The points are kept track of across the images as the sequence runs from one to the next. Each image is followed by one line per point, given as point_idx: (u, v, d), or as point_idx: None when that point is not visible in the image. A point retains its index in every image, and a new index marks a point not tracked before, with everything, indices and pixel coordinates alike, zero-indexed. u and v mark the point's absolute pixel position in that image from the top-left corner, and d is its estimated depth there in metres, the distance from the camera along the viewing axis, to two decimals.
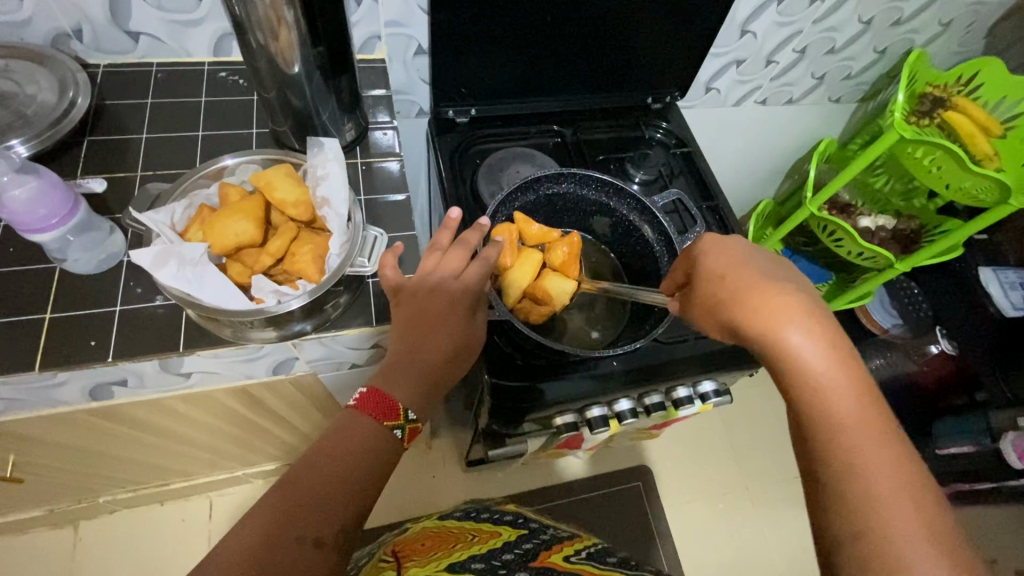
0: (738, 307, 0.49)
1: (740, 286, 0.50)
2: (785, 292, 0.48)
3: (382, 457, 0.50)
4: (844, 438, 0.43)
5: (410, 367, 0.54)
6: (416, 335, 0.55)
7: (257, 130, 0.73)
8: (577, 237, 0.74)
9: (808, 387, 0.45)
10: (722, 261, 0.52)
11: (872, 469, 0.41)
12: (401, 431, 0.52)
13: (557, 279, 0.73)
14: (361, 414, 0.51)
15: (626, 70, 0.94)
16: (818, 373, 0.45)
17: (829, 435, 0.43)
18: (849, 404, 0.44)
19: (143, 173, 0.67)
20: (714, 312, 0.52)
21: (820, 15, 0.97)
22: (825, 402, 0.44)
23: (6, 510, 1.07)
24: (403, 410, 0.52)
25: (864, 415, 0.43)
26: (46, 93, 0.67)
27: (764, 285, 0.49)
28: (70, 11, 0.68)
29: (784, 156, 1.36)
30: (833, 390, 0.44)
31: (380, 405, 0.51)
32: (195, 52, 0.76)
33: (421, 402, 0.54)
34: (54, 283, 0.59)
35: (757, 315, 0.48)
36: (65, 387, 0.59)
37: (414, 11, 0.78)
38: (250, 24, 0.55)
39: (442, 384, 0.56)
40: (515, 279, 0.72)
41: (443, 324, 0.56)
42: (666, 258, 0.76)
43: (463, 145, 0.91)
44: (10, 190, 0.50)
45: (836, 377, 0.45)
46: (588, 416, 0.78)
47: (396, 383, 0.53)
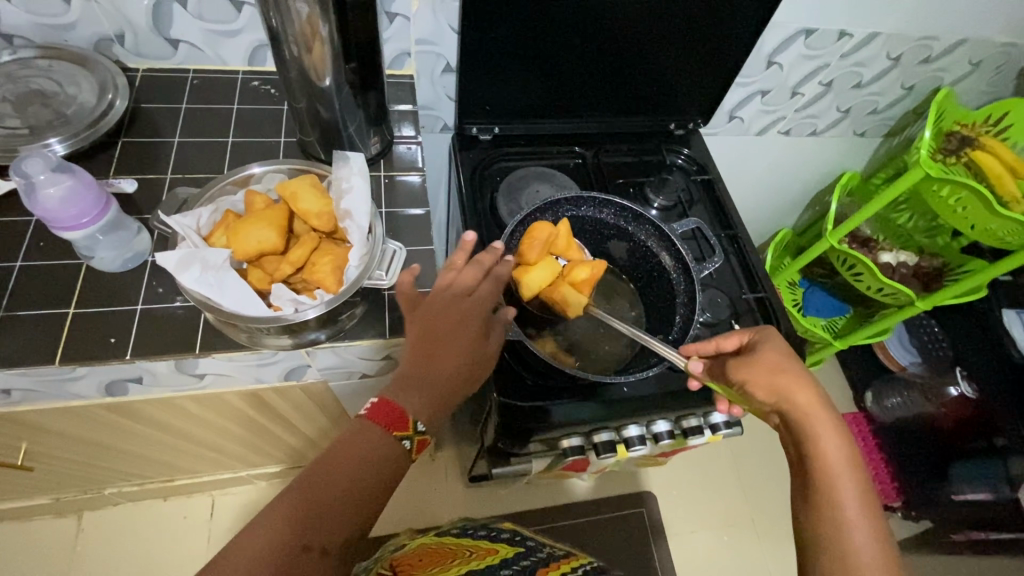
0: (776, 378, 0.54)
1: (784, 372, 0.54)
2: (818, 391, 0.54)
3: (391, 468, 0.50)
4: (844, 517, 0.47)
5: (423, 381, 0.53)
6: (428, 349, 0.54)
7: (285, 140, 0.74)
8: (605, 265, 0.73)
9: (826, 471, 0.49)
10: (777, 350, 0.57)
11: (865, 553, 0.45)
12: (409, 442, 0.51)
13: (570, 291, 0.72)
14: (371, 424, 0.50)
15: (649, 95, 0.95)
16: (832, 457, 0.50)
17: (834, 514, 0.47)
18: (856, 495, 0.48)
19: (172, 176, 0.69)
20: (754, 389, 0.55)
21: (848, 50, 0.97)
22: (836, 483, 0.49)
23: (16, 496, 1.08)
24: (411, 422, 0.51)
25: (865, 508, 0.47)
26: (86, 95, 0.69)
27: (799, 371, 0.55)
28: (115, 17, 0.71)
29: (805, 187, 1.35)
30: (847, 482, 0.48)
31: (389, 415, 0.50)
32: (230, 61, 0.78)
33: (431, 412, 0.53)
34: (80, 279, 0.60)
35: (794, 402, 0.53)
36: (83, 381, 0.60)
37: (444, 31, 0.80)
38: (284, 35, 0.57)
39: (454, 396, 0.55)
40: (530, 280, 0.70)
41: (453, 340, 0.55)
42: (683, 285, 0.74)
43: (483, 163, 0.91)
44: (46, 189, 0.51)
45: (848, 468, 0.49)
46: (595, 440, 0.78)
47: (407, 396, 0.52)
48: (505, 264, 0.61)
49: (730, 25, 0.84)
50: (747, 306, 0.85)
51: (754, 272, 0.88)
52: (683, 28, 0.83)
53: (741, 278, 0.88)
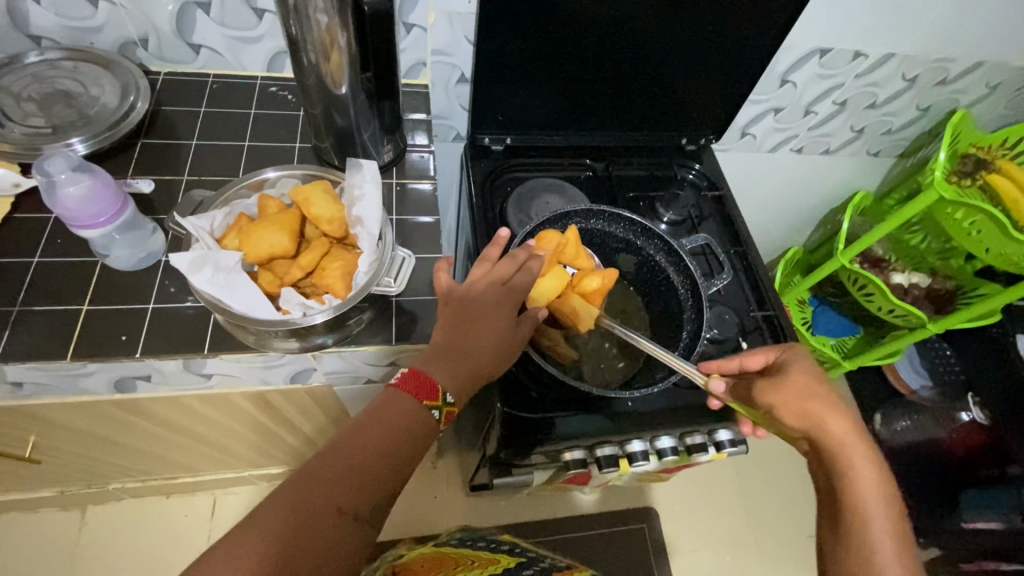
0: (808, 406, 0.53)
1: (816, 399, 0.54)
2: (848, 416, 0.53)
3: (419, 437, 0.50)
4: (877, 551, 0.47)
5: (457, 355, 0.53)
6: (465, 325, 0.55)
7: (300, 145, 0.75)
8: (615, 273, 0.72)
9: (857, 498, 0.50)
10: (808, 371, 0.56)
11: None
12: (438, 412, 0.51)
13: (582, 300, 0.70)
14: (402, 393, 0.50)
15: (662, 111, 0.95)
16: (865, 489, 0.50)
17: (868, 547, 0.48)
18: (890, 528, 0.48)
19: (188, 178, 0.70)
20: (782, 414, 0.54)
21: (862, 70, 0.97)
22: (868, 516, 0.49)
23: (21, 488, 1.10)
24: (441, 393, 0.51)
25: (897, 540, 0.48)
26: (109, 96, 0.71)
27: (832, 397, 0.54)
28: (139, 21, 0.72)
29: (817, 205, 1.34)
30: (879, 515, 0.49)
31: (420, 385, 0.50)
32: (249, 66, 0.80)
33: (462, 385, 0.52)
34: (95, 277, 0.62)
35: (824, 427, 0.53)
36: (93, 377, 0.61)
37: (460, 42, 0.81)
38: (302, 43, 0.58)
39: (487, 375, 0.54)
40: (543, 290, 0.67)
41: (489, 319, 0.55)
42: (690, 303, 0.73)
43: (495, 173, 0.92)
44: (66, 187, 0.52)
45: (880, 499, 0.50)
46: (598, 454, 0.77)
47: (440, 365, 0.52)
48: (538, 259, 0.62)
49: (743, 43, 0.84)
50: (755, 323, 0.85)
51: (763, 290, 0.87)
52: (697, 46, 0.84)
53: (749, 295, 0.88)
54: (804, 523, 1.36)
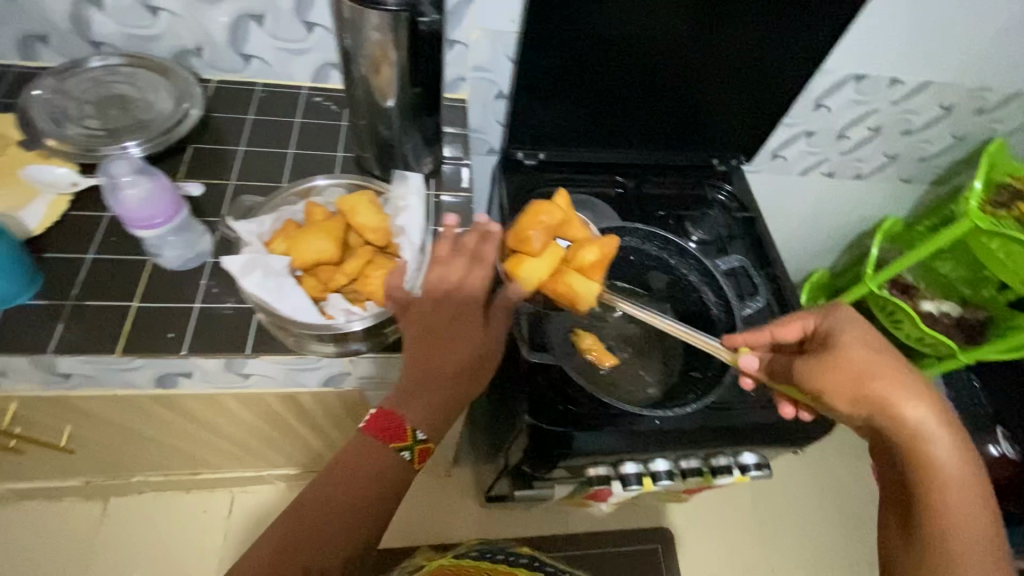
0: (870, 386, 0.49)
1: (879, 377, 0.49)
2: (917, 389, 0.49)
3: (389, 480, 0.53)
4: (955, 527, 0.46)
5: (426, 394, 0.55)
6: (426, 361, 0.55)
7: (342, 154, 0.77)
8: (616, 241, 0.63)
9: (932, 472, 0.47)
10: (857, 339, 0.52)
11: (978, 548, 0.46)
12: (409, 452, 0.54)
13: (579, 278, 0.62)
14: (370, 439, 0.54)
15: (694, 131, 0.96)
16: (944, 467, 0.47)
17: (945, 525, 0.46)
18: (967, 503, 0.47)
19: (235, 183, 0.72)
20: (834, 394, 0.51)
21: (898, 97, 0.97)
22: (946, 495, 0.47)
23: (49, 476, 1.12)
24: (410, 431, 0.54)
25: (975, 511, 0.47)
26: (165, 102, 0.74)
27: (895, 372, 0.49)
28: (197, 32, 0.75)
29: (845, 229, 1.33)
30: (958, 492, 0.47)
31: (387, 428, 0.54)
32: (296, 77, 0.82)
33: (433, 415, 0.55)
34: (145, 275, 0.64)
35: (888, 402, 0.49)
36: (138, 372, 0.63)
37: (500, 59, 0.84)
38: (355, 55, 0.61)
39: (459, 396, 0.56)
40: (532, 271, 0.59)
41: (454, 333, 0.55)
42: (725, 324, 0.74)
43: (526, 187, 0.93)
44: (128, 189, 0.54)
45: (958, 476, 0.47)
46: (622, 471, 0.79)
47: (411, 409, 0.54)
48: (491, 246, 0.56)
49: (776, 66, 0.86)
50: None
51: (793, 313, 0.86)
52: (731, 70, 0.86)
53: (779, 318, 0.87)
54: (822, 552, 1.33)
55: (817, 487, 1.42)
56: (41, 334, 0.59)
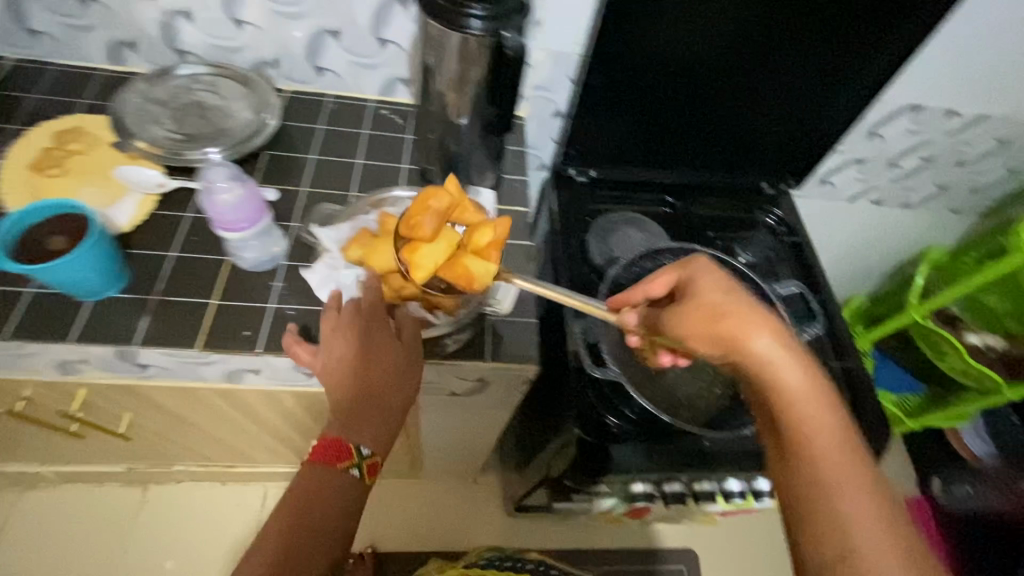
0: (721, 322, 0.48)
1: (730, 312, 0.48)
2: (767, 321, 0.48)
3: (346, 494, 0.60)
4: (819, 462, 0.44)
5: (366, 417, 0.60)
6: (361, 384, 0.59)
7: (407, 166, 0.80)
8: (507, 221, 0.58)
9: (790, 415, 0.45)
10: (711, 285, 0.51)
11: (849, 482, 0.42)
12: (357, 469, 0.60)
13: (472, 262, 0.57)
14: (318, 464, 0.59)
15: (745, 154, 0.98)
16: (796, 399, 0.45)
17: (810, 460, 0.44)
18: (830, 437, 0.44)
19: (307, 190, 0.76)
20: (694, 338, 0.50)
21: (953, 128, 0.97)
22: (804, 428, 0.45)
23: (96, 461, 1.16)
24: (355, 450, 0.59)
25: (841, 444, 0.44)
26: (244, 110, 0.78)
27: (742, 308, 0.48)
28: (277, 45, 0.79)
29: (888, 257, 1.32)
30: (818, 424, 0.45)
31: (330, 451, 0.59)
32: (364, 90, 0.86)
33: (374, 436, 0.61)
34: (223, 274, 0.67)
35: (733, 343, 0.48)
36: (212, 366, 0.66)
37: (562, 80, 0.87)
38: (435, 70, 0.65)
39: (393, 409, 0.61)
40: (421, 262, 0.56)
41: (373, 356, 0.60)
42: None
43: (577, 203, 0.95)
44: (222, 194, 0.58)
45: (814, 408, 0.45)
46: (665, 489, 0.79)
47: (356, 434, 0.59)
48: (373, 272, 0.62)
49: (826, 94, 0.88)
50: (833, 375, 0.83)
51: (843, 342, 0.85)
52: (781, 96, 0.89)
53: (827, 346, 0.86)
54: None
55: None
56: (127, 326, 0.63)
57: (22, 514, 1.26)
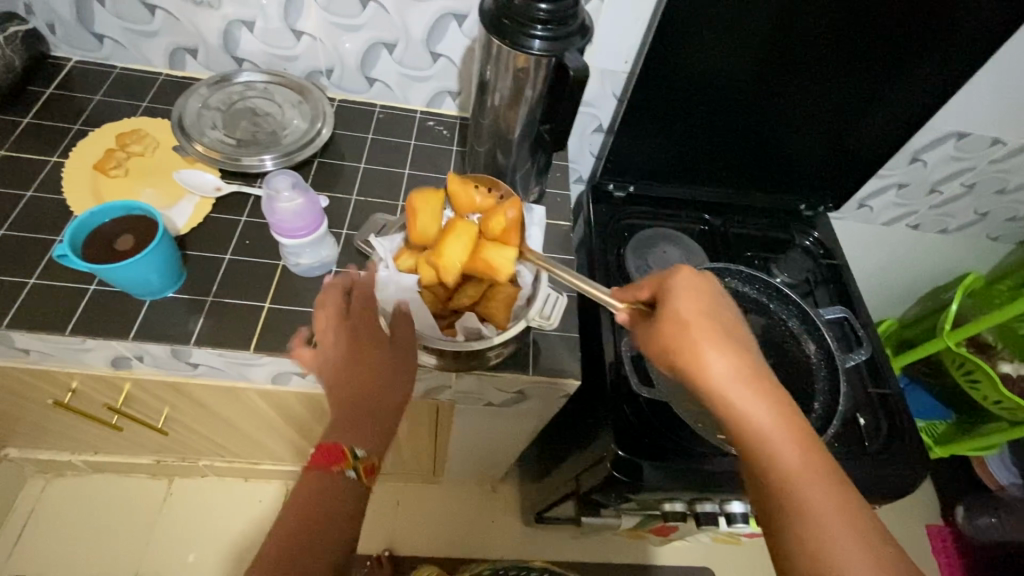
0: (682, 340, 0.49)
1: (691, 331, 0.49)
2: (721, 337, 0.49)
3: (344, 499, 0.55)
4: (786, 473, 0.45)
5: (357, 417, 0.57)
6: (343, 388, 0.57)
7: (454, 177, 0.82)
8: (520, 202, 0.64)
9: (751, 436, 0.47)
10: (679, 298, 0.50)
11: (812, 491, 0.44)
12: (354, 471, 0.55)
13: (493, 250, 0.63)
14: (314, 470, 0.55)
15: (786, 176, 0.98)
16: (752, 414, 0.47)
17: (775, 472, 0.46)
18: (793, 448, 0.46)
19: (356, 198, 0.77)
20: (661, 355, 0.51)
21: (998, 156, 0.96)
22: (767, 442, 0.47)
23: (126, 452, 1.18)
24: (348, 450, 0.55)
25: (804, 454, 0.46)
26: (300, 119, 0.80)
27: (702, 325, 0.49)
28: (331, 55, 0.82)
29: (920, 282, 1.31)
30: (780, 437, 0.47)
31: (326, 455, 0.55)
32: (412, 101, 0.87)
33: (368, 435, 0.57)
34: (276, 278, 0.69)
35: (694, 365, 0.49)
36: (261, 367, 0.68)
37: (607, 97, 0.88)
38: (493, 85, 0.66)
39: (388, 403, 0.58)
40: (449, 256, 0.62)
41: (360, 351, 0.58)
42: (824, 380, 0.71)
43: (615, 218, 0.95)
44: (284, 201, 0.60)
45: (774, 422, 0.47)
46: (698, 509, 0.78)
47: (349, 434, 0.56)
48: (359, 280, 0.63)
49: (868, 119, 0.89)
50: (870, 400, 0.82)
51: (880, 367, 0.86)
52: (824, 119, 0.89)
53: (864, 372, 0.86)
54: None
55: None
56: (182, 325, 0.64)
57: (50, 502, 1.28)
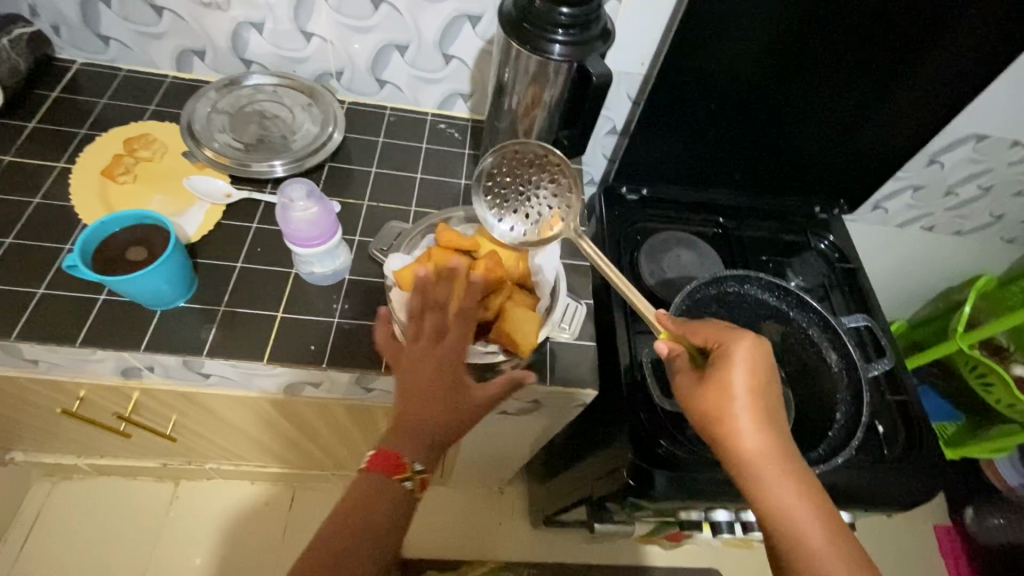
0: (721, 407, 0.50)
1: (733, 400, 0.50)
2: (760, 411, 0.50)
3: (397, 511, 0.51)
4: (809, 550, 0.46)
5: (423, 428, 0.52)
6: (405, 399, 0.53)
7: (466, 182, 0.80)
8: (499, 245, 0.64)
9: (776, 509, 0.48)
10: (727, 365, 0.51)
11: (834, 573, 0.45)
12: (410, 482, 0.51)
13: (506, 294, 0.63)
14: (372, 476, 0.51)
15: (800, 178, 0.97)
16: (780, 486, 0.48)
17: (796, 544, 0.47)
18: (818, 527, 0.47)
19: (368, 203, 0.76)
20: (698, 411, 0.52)
21: (1017, 158, 0.95)
22: (793, 516, 0.47)
23: (132, 456, 1.17)
24: (409, 463, 0.51)
25: (830, 535, 0.47)
26: (310, 123, 0.79)
27: (744, 396, 0.50)
28: (342, 57, 0.80)
29: (932, 283, 1.30)
30: (806, 515, 0.47)
31: (385, 462, 0.51)
32: (423, 103, 0.86)
33: (428, 446, 0.52)
34: (288, 287, 0.67)
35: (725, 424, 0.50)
36: (274, 378, 0.67)
37: (621, 99, 0.87)
38: (510, 88, 0.65)
39: (454, 418, 0.53)
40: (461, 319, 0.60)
41: (429, 358, 0.54)
42: (845, 389, 0.71)
43: (627, 221, 0.94)
44: (299, 210, 0.59)
45: (801, 498, 0.48)
46: (714, 517, 0.77)
47: (409, 442, 0.52)
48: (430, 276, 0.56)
49: (885, 122, 0.87)
50: (887, 407, 0.82)
51: (898, 374, 0.84)
52: (841, 121, 0.88)
53: (882, 379, 0.84)
54: None
55: (878, 546, 1.38)
56: (195, 336, 0.63)
57: (56, 506, 1.27)
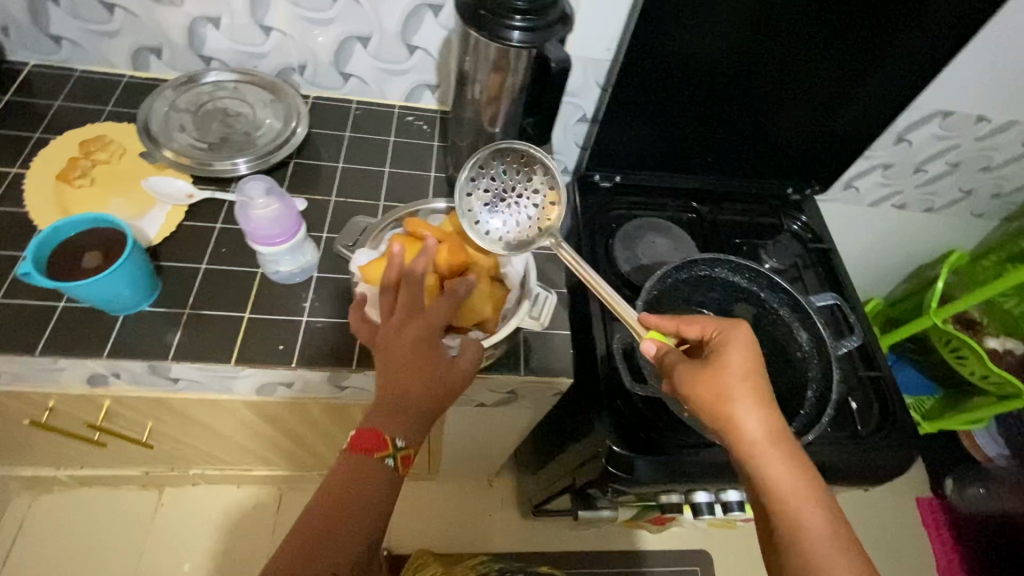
0: (723, 397, 0.50)
1: (734, 391, 0.50)
2: (762, 401, 0.50)
3: (381, 487, 0.52)
4: (812, 540, 0.46)
5: (403, 408, 0.53)
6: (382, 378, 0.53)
7: (436, 174, 0.79)
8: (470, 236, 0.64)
9: (780, 499, 0.48)
10: (726, 356, 0.51)
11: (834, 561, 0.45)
12: (392, 460, 0.53)
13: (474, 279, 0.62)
14: (355, 455, 0.52)
15: (770, 160, 0.97)
16: (781, 476, 0.48)
17: (799, 534, 0.46)
18: (818, 516, 0.47)
19: (335, 199, 0.75)
20: (696, 402, 0.51)
21: (983, 133, 0.96)
22: (796, 505, 0.47)
23: (113, 465, 1.15)
24: (391, 441, 0.52)
25: (831, 525, 0.47)
26: (274, 119, 0.78)
27: (745, 385, 0.50)
28: (304, 51, 0.78)
29: (907, 260, 1.31)
30: (808, 506, 0.47)
31: (366, 441, 0.52)
32: (390, 96, 0.85)
33: (410, 425, 0.53)
34: (255, 287, 0.66)
35: (733, 415, 0.49)
36: (245, 379, 0.66)
37: (590, 86, 0.86)
38: (472, 77, 0.64)
39: (434, 399, 0.54)
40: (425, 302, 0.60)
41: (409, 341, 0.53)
42: (816, 369, 0.71)
43: (601, 208, 0.93)
44: (259, 209, 0.58)
45: (802, 487, 0.48)
46: (694, 499, 0.78)
47: (390, 422, 0.53)
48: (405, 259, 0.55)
49: (853, 101, 0.88)
50: (860, 383, 0.83)
51: (872, 351, 0.85)
52: (808, 102, 0.88)
53: (856, 356, 0.85)
54: None
55: (862, 520, 1.40)
56: (160, 340, 0.62)
57: (37, 518, 1.25)
